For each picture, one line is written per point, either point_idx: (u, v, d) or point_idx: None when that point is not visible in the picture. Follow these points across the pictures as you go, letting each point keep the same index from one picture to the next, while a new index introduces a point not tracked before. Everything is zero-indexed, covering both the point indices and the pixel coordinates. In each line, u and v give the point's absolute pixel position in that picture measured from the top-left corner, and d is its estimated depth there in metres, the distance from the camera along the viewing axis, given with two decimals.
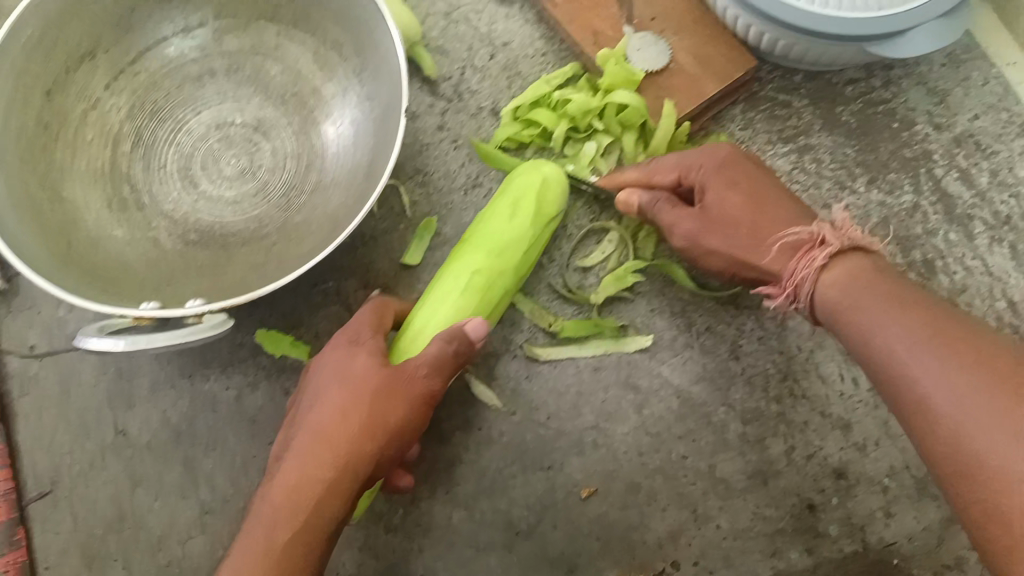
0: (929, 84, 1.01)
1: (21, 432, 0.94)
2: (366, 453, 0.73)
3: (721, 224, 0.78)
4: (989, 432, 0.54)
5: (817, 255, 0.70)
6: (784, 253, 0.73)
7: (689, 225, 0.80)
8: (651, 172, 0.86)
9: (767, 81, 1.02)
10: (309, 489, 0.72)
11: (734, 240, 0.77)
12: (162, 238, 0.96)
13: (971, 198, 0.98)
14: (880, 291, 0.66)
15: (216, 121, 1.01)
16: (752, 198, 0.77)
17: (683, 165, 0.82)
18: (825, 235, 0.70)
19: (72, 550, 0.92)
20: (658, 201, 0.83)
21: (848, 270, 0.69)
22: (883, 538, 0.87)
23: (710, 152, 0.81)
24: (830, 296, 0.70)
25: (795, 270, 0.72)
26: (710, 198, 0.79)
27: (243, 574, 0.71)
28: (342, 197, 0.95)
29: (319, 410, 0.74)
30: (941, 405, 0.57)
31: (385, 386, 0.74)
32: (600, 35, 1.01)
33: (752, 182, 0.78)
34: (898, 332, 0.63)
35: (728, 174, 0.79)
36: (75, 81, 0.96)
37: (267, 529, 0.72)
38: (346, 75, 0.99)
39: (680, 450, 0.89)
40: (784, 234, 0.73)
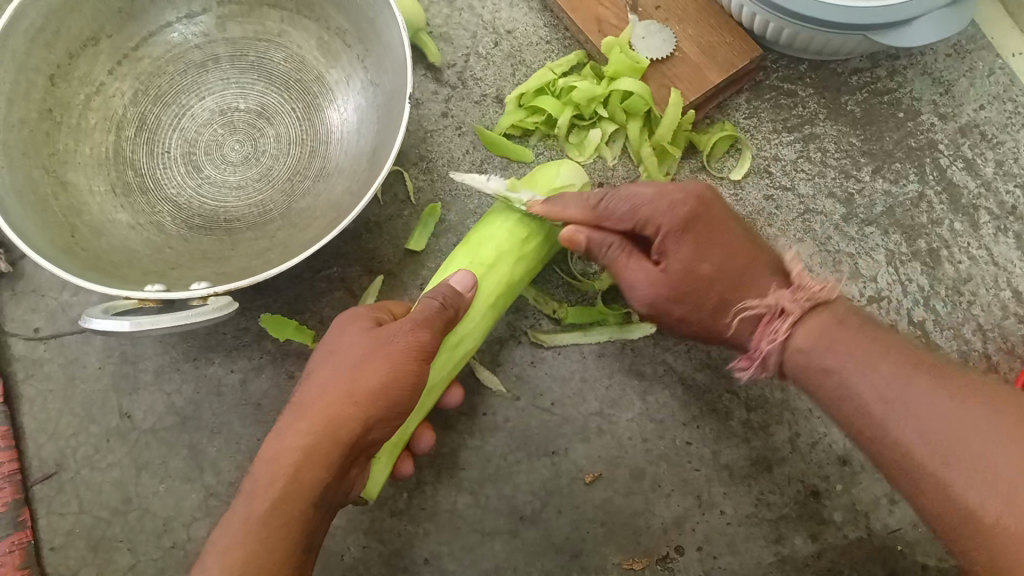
0: (934, 74, 1.02)
1: (25, 415, 0.95)
2: (348, 417, 0.68)
3: (685, 290, 0.72)
4: (976, 483, 0.52)
5: (779, 326, 0.68)
6: (747, 322, 0.71)
7: (646, 285, 0.74)
8: (601, 214, 0.76)
9: (772, 71, 1.03)
10: (288, 458, 0.67)
11: (698, 307, 0.72)
12: (166, 223, 0.95)
13: (977, 188, 0.99)
14: (848, 342, 0.63)
15: (220, 106, 1.01)
16: (718, 266, 0.70)
17: (642, 215, 0.73)
18: (784, 305, 0.67)
19: (77, 533, 0.92)
20: (613, 248, 0.76)
21: (815, 325, 0.65)
22: (887, 524, 0.88)
23: (673, 204, 0.72)
24: (798, 353, 0.66)
25: (760, 340, 0.69)
26: (673, 265, 0.72)
27: (220, 548, 0.66)
28: (347, 182, 0.94)
29: (306, 384, 0.71)
30: (925, 451, 0.55)
31: (368, 353, 0.70)
32: (605, 23, 1.00)
33: (717, 240, 0.71)
34: (872, 382, 0.60)
35: (693, 234, 0.71)
36: (78, 67, 0.95)
37: (247, 501, 0.68)
38: (351, 62, 0.98)
39: (684, 436, 0.91)
40: (744, 305, 0.70)
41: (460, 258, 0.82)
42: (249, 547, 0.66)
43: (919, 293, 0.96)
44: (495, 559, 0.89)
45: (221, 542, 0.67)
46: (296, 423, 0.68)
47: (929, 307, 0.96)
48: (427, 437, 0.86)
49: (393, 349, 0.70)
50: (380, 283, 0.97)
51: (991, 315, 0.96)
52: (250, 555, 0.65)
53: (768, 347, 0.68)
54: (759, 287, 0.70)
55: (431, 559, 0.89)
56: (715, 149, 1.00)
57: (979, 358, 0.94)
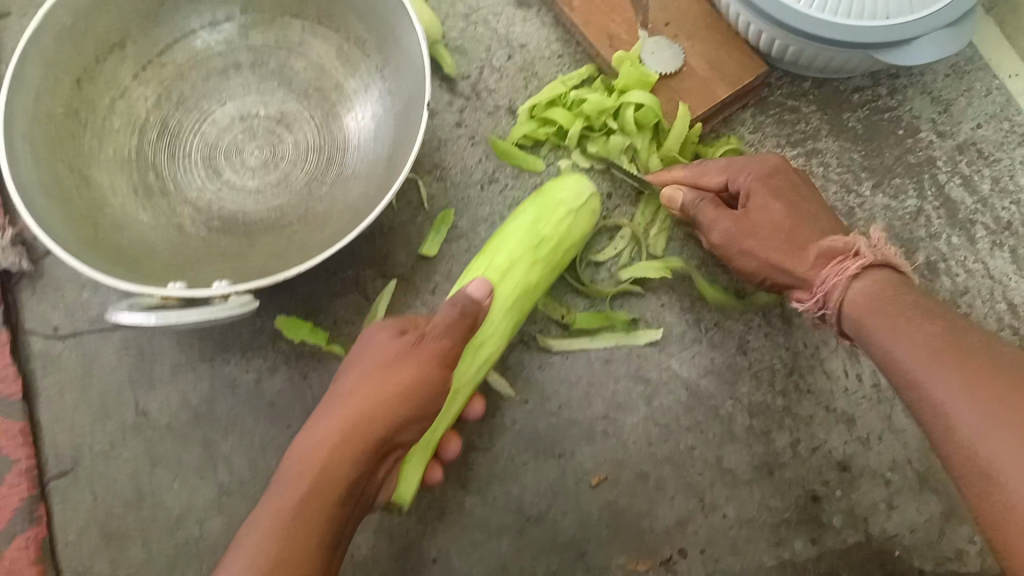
0: (934, 93, 1.05)
1: (43, 410, 0.97)
2: (378, 416, 0.72)
3: (761, 228, 0.80)
4: (987, 432, 0.58)
5: (850, 264, 0.73)
6: (819, 263, 0.76)
7: (726, 224, 0.82)
8: (699, 173, 0.86)
9: (776, 87, 1.06)
10: (321, 454, 0.71)
11: (772, 245, 0.79)
12: (186, 224, 0.97)
13: (973, 204, 1.02)
14: (906, 302, 0.70)
15: (240, 112, 1.03)
16: (797, 213, 0.80)
17: (734, 171, 0.84)
18: (860, 247, 0.74)
19: (92, 526, 0.94)
20: (702, 200, 0.84)
21: (880, 279, 0.73)
22: (884, 528, 0.90)
23: (765, 163, 0.83)
24: (860, 299, 0.72)
25: (826, 275, 0.74)
26: (756, 205, 0.81)
27: (253, 537, 0.68)
28: (364, 188, 0.97)
29: (338, 390, 0.75)
30: (945, 407, 0.61)
31: (399, 357, 0.75)
32: (615, 38, 1.03)
33: (799, 198, 0.81)
34: (907, 344, 0.67)
35: (776, 183, 0.82)
36: (104, 71, 0.98)
37: (280, 494, 0.70)
38: (369, 71, 1.01)
39: (688, 440, 0.93)
40: (824, 244, 0.76)
41: (479, 264, 0.87)
42: (283, 540, 0.68)
43: None
44: (501, 557, 0.91)
45: (254, 533, 0.69)
46: (330, 422, 0.73)
47: None
48: (454, 445, 0.88)
49: (420, 357, 0.75)
50: (392, 289, 0.98)
51: (987, 327, 0.98)
52: (284, 548, 0.67)
53: (835, 280, 0.74)
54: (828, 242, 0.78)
55: (439, 556, 0.91)
56: None
57: None
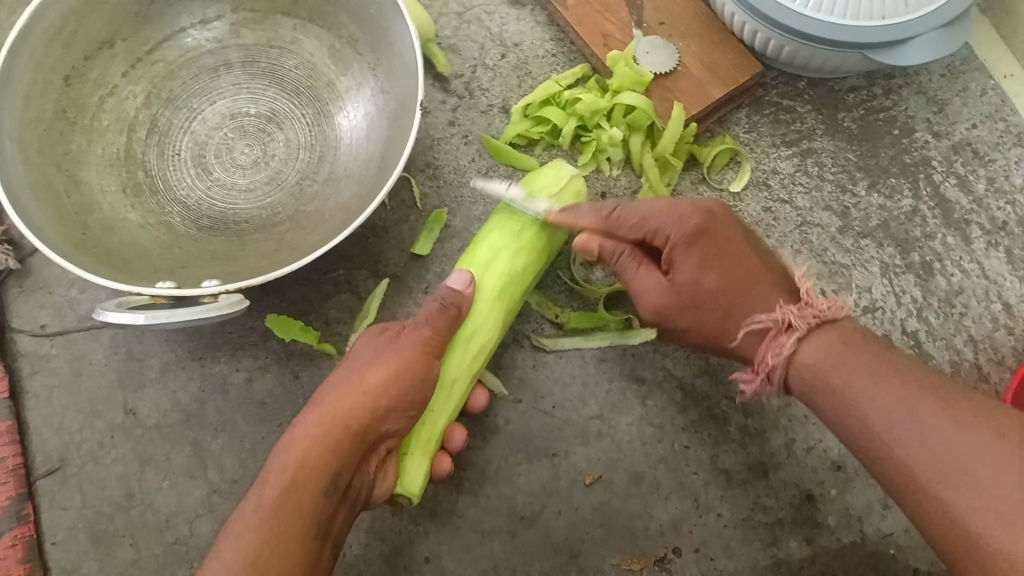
0: (928, 94, 1.05)
1: (31, 410, 0.96)
2: (358, 407, 0.74)
3: (689, 302, 0.74)
4: (985, 508, 0.53)
5: (785, 341, 0.67)
6: (752, 338, 0.72)
7: (653, 296, 0.77)
8: (612, 224, 0.78)
9: (771, 87, 1.05)
10: (299, 448, 0.72)
11: (703, 318, 0.74)
12: (176, 222, 0.96)
13: (968, 204, 1.01)
14: (861, 359, 0.64)
15: (230, 111, 1.03)
16: (723, 278, 0.72)
17: (651, 227, 0.76)
18: (791, 320, 0.67)
19: (79, 527, 0.93)
20: (623, 256, 0.79)
21: (823, 340, 0.66)
22: (880, 529, 0.90)
23: (686, 217, 0.74)
24: (806, 367, 0.66)
25: (763, 355, 0.69)
26: (681, 276, 0.74)
27: (233, 534, 0.68)
28: (355, 187, 0.96)
29: (321, 390, 0.77)
30: (932, 481, 0.56)
31: (379, 352, 0.77)
32: (609, 37, 1.03)
33: (728, 252, 0.73)
34: (876, 399, 0.61)
35: (698, 245, 0.73)
36: (93, 68, 0.97)
37: (260, 491, 0.70)
38: (361, 69, 1.00)
39: (682, 440, 0.92)
40: (749, 321, 0.71)
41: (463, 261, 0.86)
42: (262, 531, 0.67)
43: (913, 304, 0.98)
44: (493, 559, 0.90)
45: (235, 528, 0.68)
46: (310, 417, 0.74)
47: (923, 318, 0.98)
48: (459, 432, 0.87)
49: (400, 347, 0.76)
50: (384, 289, 0.98)
51: (982, 327, 0.98)
52: (263, 537, 0.67)
53: (773, 361, 0.68)
54: (760, 301, 0.72)
55: (431, 558, 0.90)
56: (715, 163, 1.02)
57: (970, 369, 0.96)
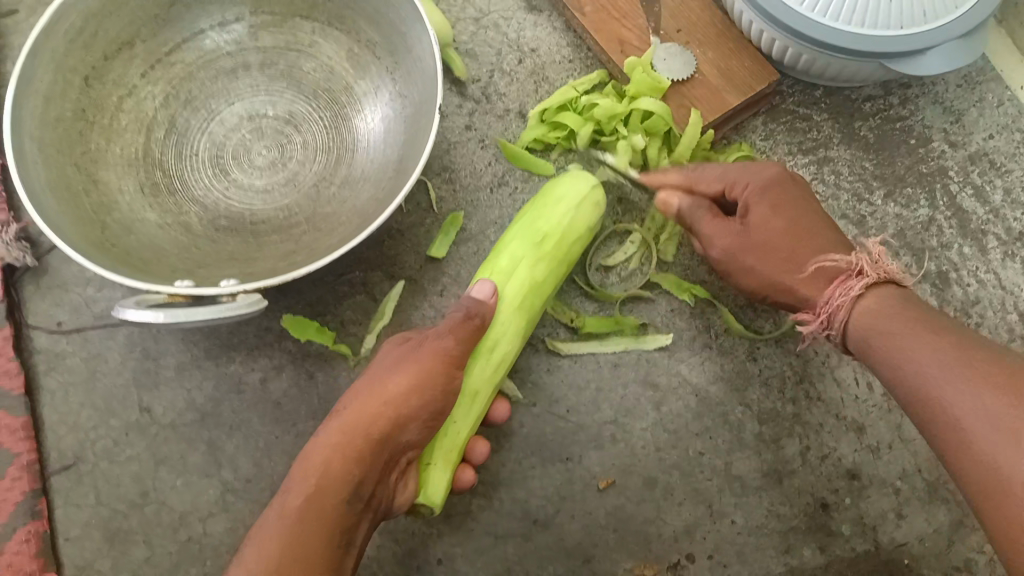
0: (945, 103, 1.05)
1: (46, 407, 0.96)
2: (380, 416, 0.74)
3: (761, 243, 0.78)
4: (1007, 452, 0.55)
5: (852, 284, 0.72)
6: (818, 282, 0.76)
7: (725, 238, 0.80)
8: (694, 180, 0.84)
9: (788, 95, 1.06)
10: (323, 455, 0.72)
11: (771, 258, 0.78)
12: (193, 222, 0.97)
13: (985, 214, 1.02)
14: (913, 319, 0.67)
15: (248, 112, 1.03)
16: (795, 227, 0.78)
17: (731, 180, 0.81)
18: (863, 266, 0.72)
19: (93, 524, 0.93)
20: (699, 208, 0.82)
21: (885, 297, 0.71)
22: (894, 538, 0.90)
23: (765, 174, 0.80)
24: (868, 318, 0.70)
25: (830, 296, 0.73)
26: (755, 219, 0.79)
27: (259, 543, 0.69)
28: (373, 190, 0.96)
29: (344, 400, 0.77)
30: (959, 430, 0.59)
31: (404, 360, 0.77)
32: (627, 44, 1.03)
33: (797, 209, 0.79)
34: (928, 359, 0.64)
35: (774, 195, 0.79)
36: (113, 68, 0.97)
37: (282, 500, 0.71)
38: (379, 73, 1.01)
39: (697, 446, 0.92)
40: (822, 260, 0.75)
41: (486, 271, 0.86)
42: (287, 538, 0.68)
43: None
44: (507, 562, 0.90)
45: (261, 537, 0.69)
46: (332, 427, 0.74)
47: None
48: (480, 447, 0.87)
49: (422, 356, 0.77)
50: (400, 291, 0.98)
51: (998, 337, 0.98)
52: (286, 546, 0.68)
53: (838, 301, 0.73)
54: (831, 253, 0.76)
55: (444, 561, 0.90)
56: None
57: None
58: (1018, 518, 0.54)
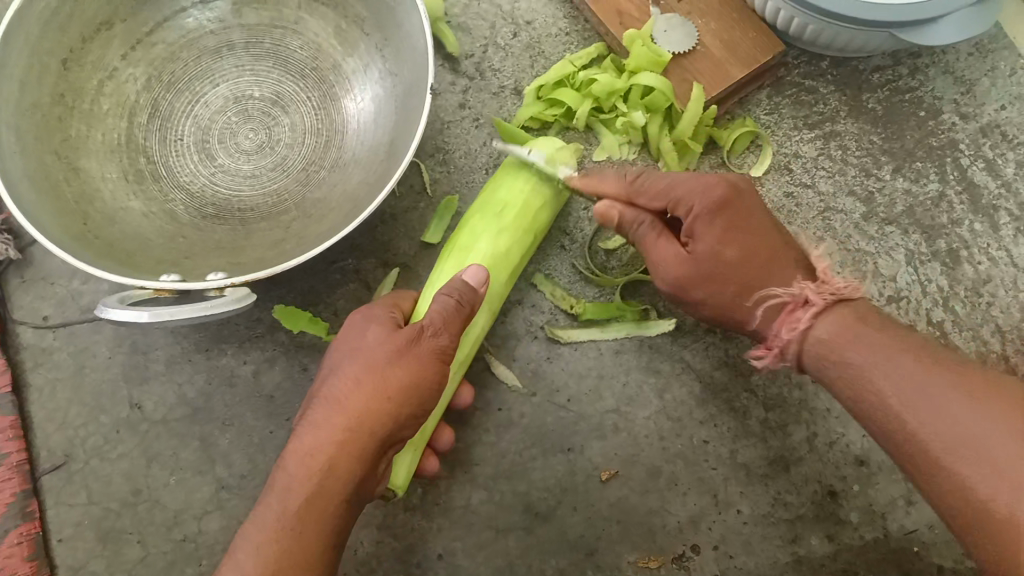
0: (956, 73, 1.01)
1: (33, 404, 0.93)
2: (384, 415, 0.70)
3: (708, 273, 0.72)
4: (989, 467, 0.55)
5: (801, 317, 0.67)
6: (770, 314, 0.71)
7: (670, 268, 0.74)
8: (635, 189, 0.76)
9: (793, 67, 1.02)
10: (324, 451, 0.69)
11: (721, 293, 0.72)
12: (179, 211, 0.94)
13: (996, 188, 0.99)
14: (873, 339, 0.63)
15: (234, 94, 0.99)
16: (745, 252, 0.71)
17: (674, 197, 0.73)
18: (809, 295, 0.67)
19: (87, 524, 0.91)
20: (642, 225, 0.76)
21: (840, 320, 0.65)
22: (903, 526, 0.88)
23: (708, 190, 0.72)
24: (818, 345, 0.66)
25: (780, 331, 0.69)
26: (701, 246, 0.72)
27: (255, 541, 0.68)
28: (363, 174, 0.93)
29: (334, 380, 0.72)
30: (931, 444, 0.58)
31: (395, 350, 0.71)
32: (624, 15, 0.99)
33: (744, 229, 0.71)
34: (892, 371, 0.61)
35: (719, 217, 0.71)
36: (91, 51, 0.93)
37: (280, 496, 0.69)
38: (368, 50, 0.97)
39: (701, 435, 0.90)
40: (769, 293, 0.70)
41: (453, 250, 0.84)
42: (285, 540, 0.68)
43: (938, 294, 0.96)
44: (509, 555, 0.88)
45: (257, 534, 0.69)
46: (330, 415, 0.70)
47: (949, 308, 0.96)
48: (467, 393, 0.87)
49: (417, 350, 0.72)
50: (396, 275, 0.96)
51: (1009, 317, 0.96)
52: (283, 548, 0.68)
53: (788, 335, 0.68)
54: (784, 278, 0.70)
55: (444, 556, 0.88)
56: (737, 144, 0.98)
57: (997, 360, 0.94)
58: (1006, 533, 0.53)
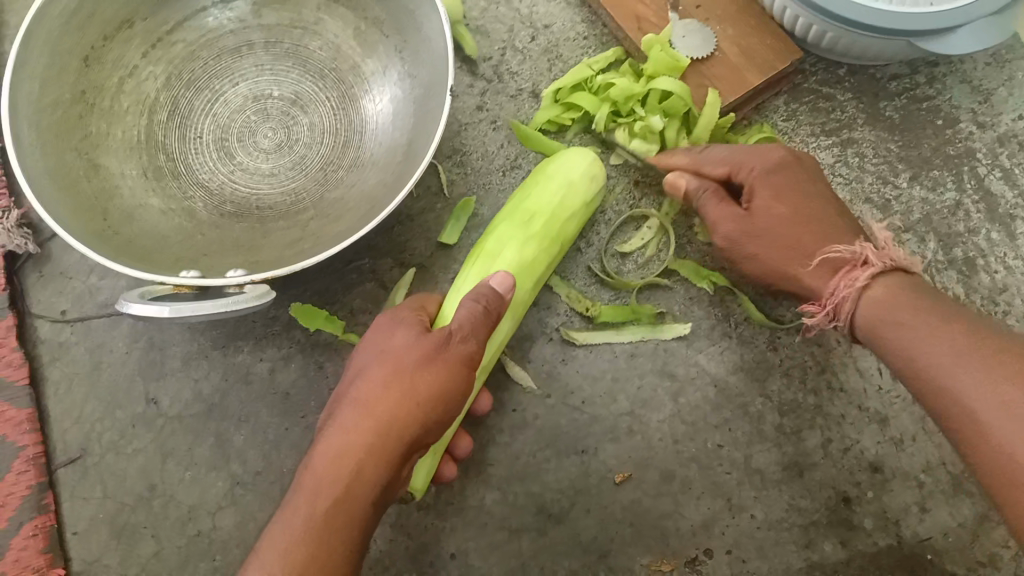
0: (973, 82, 1.01)
1: (49, 398, 0.94)
2: (415, 418, 0.70)
3: (764, 229, 0.77)
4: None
5: (859, 275, 0.70)
6: (824, 272, 0.74)
7: (728, 224, 0.78)
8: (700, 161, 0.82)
9: (810, 74, 1.02)
10: (352, 454, 0.69)
11: (778, 252, 0.76)
12: (197, 208, 0.94)
13: (1013, 198, 0.99)
14: (921, 305, 0.66)
15: (253, 93, 1.00)
16: (800, 212, 0.76)
17: (734, 162, 0.80)
18: (868, 256, 0.71)
19: (101, 518, 0.91)
20: (704, 190, 0.80)
21: (894, 285, 0.69)
22: (917, 533, 0.88)
23: (767, 154, 0.79)
24: (872, 307, 0.69)
25: (836, 287, 0.72)
26: (759, 203, 0.77)
27: (280, 545, 0.67)
28: (380, 175, 0.93)
29: (362, 384, 0.72)
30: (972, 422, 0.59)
31: (426, 354, 0.72)
32: (643, 20, 1.00)
33: (804, 194, 0.77)
34: (939, 346, 0.63)
35: (778, 178, 0.77)
36: (113, 49, 0.94)
37: (307, 500, 0.68)
38: (388, 52, 0.97)
39: (715, 439, 0.90)
40: (827, 250, 0.73)
41: (480, 255, 0.84)
42: (310, 548, 0.66)
43: (954, 302, 0.96)
44: (521, 556, 0.88)
45: (282, 537, 0.67)
46: (358, 418, 0.70)
47: None
48: (486, 399, 0.87)
49: (447, 353, 0.72)
50: (410, 278, 0.96)
51: None
52: (311, 551, 0.66)
53: (845, 291, 0.71)
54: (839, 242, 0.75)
55: (456, 556, 0.88)
56: None
57: None
58: None
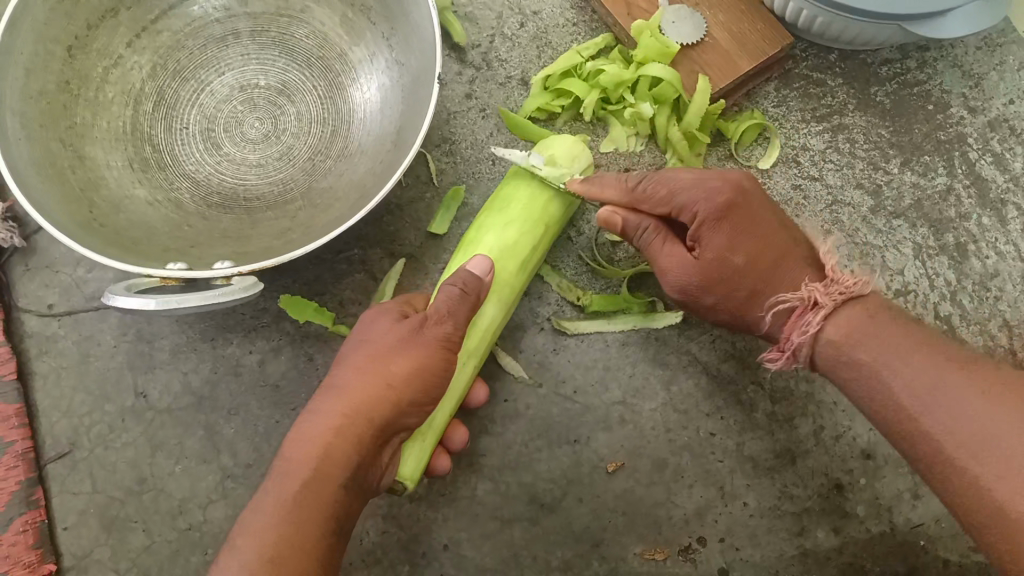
0: (965, 67, 1.01)
1: (38, 392, 0.93)
2: (388, 400, 0.70)
3: (717, 277, 0.73)
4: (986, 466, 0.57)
5: (810, 319, 0.69)
6: (777, 316, 0.72)
7: (676, 270, 0.75)
8: (635, 197, 0.76)
9: (801, 59, 1.01)
10: (323, 436, 0.69)
11: (733, 296, 0.74)
12: (184, 199, 0.93)
13: (1004, 183, 0.98)
14: (887, 338, 0.65)
15: (240, 83, 0.98)
16: (753, 255, 0.72)
17: (676, 202, 0.75)
18: (816, 297, 0.69)
19: (91, 512, 0.91)
20: (646, 231, 0.77)
21: (850, 321, 0.67)
22: (909, 519, 0.88)
23: (715, 194, 0.73)
24: (832, 347, 0.67)
25: (791, 333, 0.71)
26: (708, 254, 0.73)
27: (251, 527, 0.67)
28: (370, 164, 0.92)
29: (340, 371, 0.73)
30: (945, 445, 0.59)
31: (401, 338, 0.72)
32: (633, 6, 0.99)
33: (755, 233, 0.73)
34: (902, 377, 0.63)
35: (728, 221, 0.72)
36: (98, 38, 0.93)
37: (278, 483, 0.68)
38: (375, 39, 0.96)
39: (707, 427, 0.90)
40: (776, 297, 0.72)
41: (464, 246, 0.84)
42: (279, 530, 0.66)
43: (945, 288, 0.96)
44: (514, 546, 0.88)
45: (254, 520, 0.67)
46: (332, 403, 0.71)
47: (955, 301, 0.96)
48: (480, 390, 0.86)
49: (420, 337, 0.72)
50: (399, 269, 0.95)
51: (1016, 312, 0.96)
52: (280, 533, 0.66)
53: (799, 338, 0.70)
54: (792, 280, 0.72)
55: (449, 546, 0.88)
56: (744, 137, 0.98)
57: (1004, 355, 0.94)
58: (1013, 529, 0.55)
